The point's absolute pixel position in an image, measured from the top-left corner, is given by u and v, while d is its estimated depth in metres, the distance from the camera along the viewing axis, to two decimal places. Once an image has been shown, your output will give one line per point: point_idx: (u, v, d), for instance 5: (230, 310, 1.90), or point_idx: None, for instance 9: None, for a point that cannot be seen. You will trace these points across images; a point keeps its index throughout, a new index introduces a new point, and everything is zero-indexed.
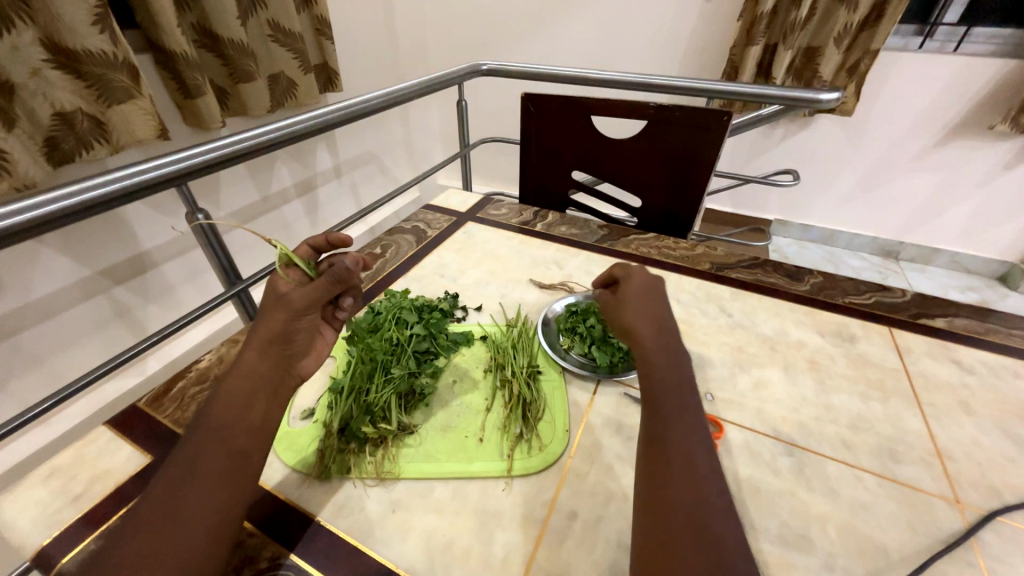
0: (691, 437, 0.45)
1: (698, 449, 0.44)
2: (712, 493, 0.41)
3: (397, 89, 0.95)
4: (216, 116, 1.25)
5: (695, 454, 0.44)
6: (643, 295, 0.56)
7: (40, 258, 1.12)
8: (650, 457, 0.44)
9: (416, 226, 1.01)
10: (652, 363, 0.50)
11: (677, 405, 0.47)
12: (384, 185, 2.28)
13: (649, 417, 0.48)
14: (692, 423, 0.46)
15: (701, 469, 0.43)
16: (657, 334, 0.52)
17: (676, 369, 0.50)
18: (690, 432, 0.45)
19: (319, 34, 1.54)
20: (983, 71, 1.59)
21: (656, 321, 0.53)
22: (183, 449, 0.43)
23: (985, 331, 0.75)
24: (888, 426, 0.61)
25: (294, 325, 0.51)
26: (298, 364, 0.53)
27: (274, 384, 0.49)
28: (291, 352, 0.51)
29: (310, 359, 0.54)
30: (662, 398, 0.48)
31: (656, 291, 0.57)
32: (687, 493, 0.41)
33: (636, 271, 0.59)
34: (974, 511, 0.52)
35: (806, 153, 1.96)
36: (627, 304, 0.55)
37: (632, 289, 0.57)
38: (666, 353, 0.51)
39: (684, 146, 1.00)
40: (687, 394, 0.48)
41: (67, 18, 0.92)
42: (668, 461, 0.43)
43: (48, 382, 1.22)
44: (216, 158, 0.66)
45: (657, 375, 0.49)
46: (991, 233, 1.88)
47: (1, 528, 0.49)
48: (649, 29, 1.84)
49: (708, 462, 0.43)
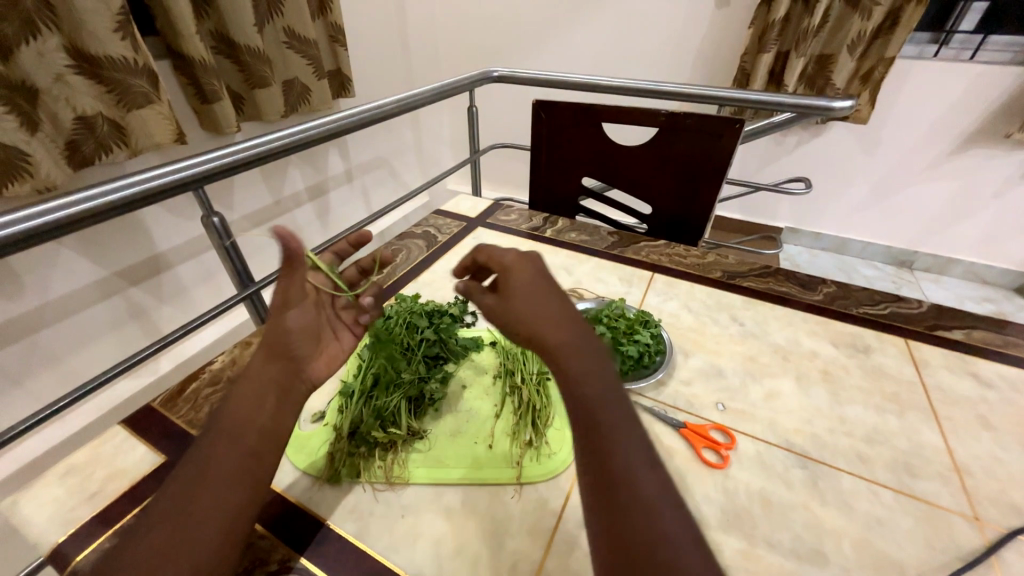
0: (635, 453, 0.39)
1: (644, 469, 0.38)
2: (673, 520, 0.36)
3: (410, 95, 0.96)
4: (231, 120, 1.27)
5: (644, 479, 0.37)
6: (536, 287, 0.48)
7: (59, 258, 1.14)
8: (599, 485, 0.38)
9: (427, 231, 1.01)
10: (575, 369, 0.42)
11: (613, 419, 0.40)
12: (395, 190, 2.29)
13: (581, 435, 0.40)
14: (635, 435, 0.40)
15: (653, 493, 0.37)
16: (570, 335, 0.44)
17: (603, 375, 0.42)
18: (633, 447, 0.39)
19: (334, 41, 1.57)
20: (999, 80, 1.57)
21: (562, 317, 0.45)
22: (200, 445, 0.43)
23: (1003, 343, 0.74)
24: (905, 439, 0.60)
25: (287, 324, 0.50)
26: (306, 370, 0.51)
27: (277, 385, 0.48)
28: (295, 353, 0.50)
29: (319, 363, 0.52)
30: (594, 410, 0.40)
31: (548, 281, 0.49)
32: (643, 523, 0.35)
33: (514, 262, 0.51)
34: (994, 528, 0.50)
35: (817, 161, 1.95)
36: (528, 300, 0.46)
37: (519, 286, 0.48)
38: (590, 356, 0.43)
39: (695, 153, 1.00)
40: (616, 402, 0.41)
41: (90, 26, 0.95)
42: (616, 487, 0.37)
43: (64, 380, 1.24)
44: (233, 163, 0.67)
45: (585, 384, 0.41)
46: (1008, 243, 1.85)
47: (20, 524, 0.50)
48: (661, 36, 1.85)
49: (658, 482, 0.38)
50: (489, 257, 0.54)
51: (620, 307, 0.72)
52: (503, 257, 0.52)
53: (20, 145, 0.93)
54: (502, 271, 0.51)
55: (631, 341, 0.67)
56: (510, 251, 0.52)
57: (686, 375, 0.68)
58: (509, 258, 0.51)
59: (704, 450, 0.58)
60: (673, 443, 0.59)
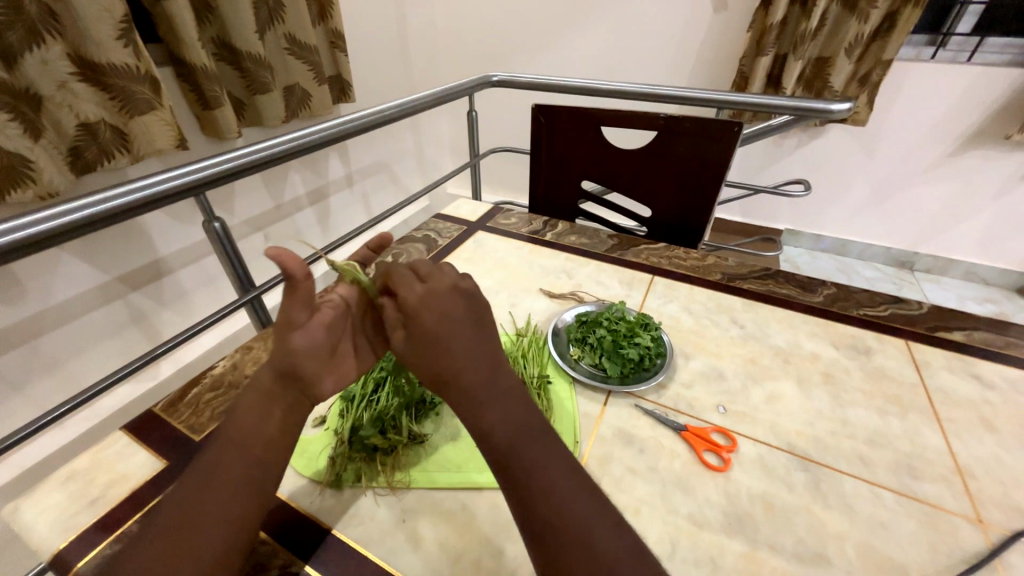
0: (564, 484, 0.40)
1: (575, 498, 0.40)
2: (611, 541, 0.38)
3: (409, 100, 0.96)
4: (232, 126, 1.27)
5: (577, 510, 0.39)
6: (441, 332, 0.43)
7: (61, 264, 1.14)
8: (532, 523, 0.39)
9: (428, 235, 1.02)
10: (489, 419, 0.42)
11: (537, 457, 0.41)
12: (395, 194, 2.30)
13: (506, 481, 0.41)
14: (562, 466, 0.41)
15: (586, 520, 0.39)
16: (479, 383, 0.43)
17: (519, 415, 0.43)
18: (562, 480, 0.40)
19: (334, 47, 1.58)
20: (999, 80, 1.58)
21: (467, 364, 0.43)
22: (207, 454, 0.43)
23: (1005, 344, 0.74)
24: (907, 441, 0.59)
25: (292, 343, 0.46)
26: (315, 387, 0.48)
27: (281, 401, 0.46)
28: (302, 373, 0.46)
29: (328, 379, 0.49)
30: (516, 455, 0.41)
31: (457, 321, 0.44)
32: (580, 553, 0.37)
33: (420, 304, 0.44)
34: (998, 531, 0.50)
35: (817, 163, 1.95)
36: (439, 347, 0.43)
37: (419, 333, 0.44)
38: (503, 401, 0.43)
39: (694, 156, 1.00)
40: (536, 440, 0.42)
41: (93, 33, 0.96)
42: (551, 525, 0.38)
43: (65, 385, 1.24)
44: (234, 168, 0.67)
45: (501, 431, 0.42)
46: (1007, 243, 1.85)
47: (21, 530, 0.50)
48: (659, 39, 1.86)
49: (590, 506, 0.39)
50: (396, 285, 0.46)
51: (620, 309, 0.73)
52: (407, 295, 0.45)
53: (25, 151, 0.93)
54: (407, 313, 0.44)
55: (631, 343, 0.67)
56: (417, 286, 0.46)
57: (687, 378, 0.68)
58: (412, 299, 0.45)
59: (705, 452, 0.58)
60: (675, 447, 0.59)
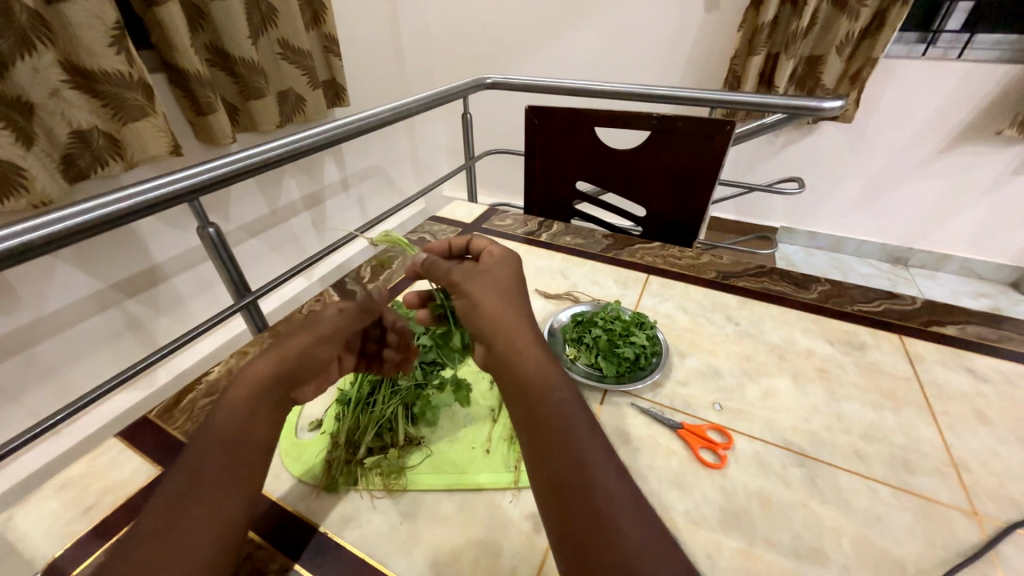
0: (604, 462, 0.40)
1: (613, 477, 0.40)
2: (642, 524, 0.38)
3: (404, 104, 0.96)
4: (226, 131, 1.27)
5: (616, 486, 0.39)
6: (508, 287, 0.50)
7: (56, 272, 1.14)
8: (572, 493, 0.39)
9: (422, 237, 1.02)
10: (540, 378, 0.44)
11: (578, 427, 0.42)
12: (391, 197, 2.30)
13: (547, 451, 0.41)
14: (598, 444, 0.41)
15: (622, 498, 0.39)
16: (533, 345, 0.46)
17: (565, 386, 0.44)
18: (599, 455, 0.41)
19: (327, 51, 1.58)
20: (987, 76, 1.59)
21: (516, 316, 0.47)
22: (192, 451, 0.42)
23: (998, 338, 0.74)
24: (901, 435, 0.60)
25: (310, 352, 0.49)
26: (298, 390, 0.49)
27: (271, 399, 0.46)
28: (300, 377, 0.49)
29: (313, 388, 0.51)
30: (561, 420, 0.42)
31: (513, 280, 0.51)
32: (615, 528, 0.37)
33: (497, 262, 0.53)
34: (992, 522, 0.51)
35: (810, 160, 1.96)
36: (490, 284, 0.50)
37: (495, 279, 0.50)
38: (558, 374, 0.45)
39: (687, 156, 1.01)
40: (580, 411, 0.43)
41: (85, 41, 0.96)
42: (589, 498, 0.38)
43: (61, 393, 1.24)
44: (229, 172, 0.67)
45: (558, 395, 0.43)
46: (1001, 238, 1.86)
47: (15, 540, 0.50)
48: (650, 41, 1.87)
49: (624, 486, 0.39)
50: (484, 246, 0.56)
51: (614, 309, 0.73)
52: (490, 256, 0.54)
53: (17, 160, 0.93)
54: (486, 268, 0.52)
55: (627, 342, 0.67)
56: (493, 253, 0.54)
57: (683, 376, 0.68)
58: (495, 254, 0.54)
59: (701, 450, 0.58)
60: (672, 444, 0.59)
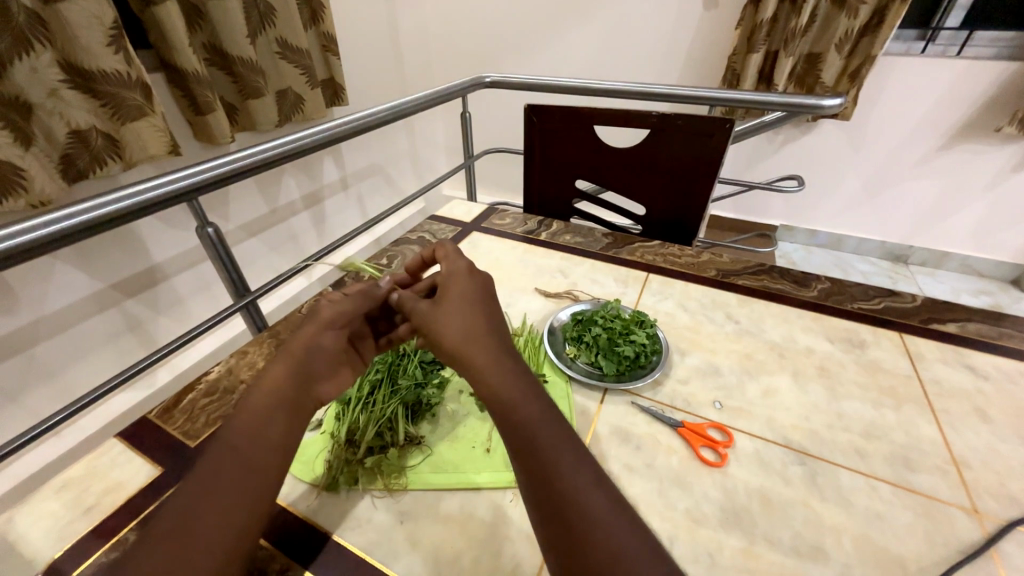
0: (580, 473, 0.40)
1: (591, 488, 0.39)
2: (626, 534, 0.37)
3: (402, 103, 0.96)
4: (225, 131, 1.27)
5: (593, 498, 0.39)
6: (469, 296, 0.50)
7: (55, 272, 1.14)
8: (551, 508, 0.39)
9: (422, 236, 1.02)
10: (508, 394, 0.43)
11: (550, 441, 0.41)
12: (390, 196, 2.30)
13: (523, 466, 0.41)
14: (574, 456, 0.41)
15: (602, 509, 0.38)
16: (497, 359, 0.45)
17: (532, 399, 0.44)
18: (573, 466, 0.40)
19: (326, 50, 1.58)
20: (987, 73, 1.59)
21: (481, 334, 0.47)
22: (188, 479, 0.41)
23: (999, 335, 0.74)
24: (901, 433, 0.60)
25: (319, 341, 0.50)
26: (315, 387, 0.49)
27: (289, 407, 0.46)
28: (313, 370, 0.49)
29: (330, 384, 0.51)
30: (527, 435, 0.42)
31: (477, 291, 0.51)
32: (593, 540, 0.37)
33: (458, 273, 0.53)
34: (993, 520, 0.51)
35: (810, 158, 1.96)
36: (450, 299, 0.50)
37: (455, 293, 0.50)
38: (526, 387, 0.44)
39: (686, 154, 1.01)
40: (547, 424, 0.42)
41: (83, 40, 0.95)
42: (567, 512, 0.38)
43: (60, 394, 1.23)
44: (229, 172, 0.67)
45: (524, 410, 0.43)
46: (1001, 235, 1.86)
47: (15, 540, 0.50)
48: (649, 39, 1.87)
49: (602, 497, 0.39)
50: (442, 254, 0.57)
51: (614, 308, 0.73)
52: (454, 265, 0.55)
53: (15, 160, 0.93)
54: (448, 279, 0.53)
55: (628, 340, 0.67)
56: (458, 259, 0.56)
57: (683, 374, 0.68)
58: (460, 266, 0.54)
59: (702, 448, 0.58)
60: (672, 442, 0.59)
